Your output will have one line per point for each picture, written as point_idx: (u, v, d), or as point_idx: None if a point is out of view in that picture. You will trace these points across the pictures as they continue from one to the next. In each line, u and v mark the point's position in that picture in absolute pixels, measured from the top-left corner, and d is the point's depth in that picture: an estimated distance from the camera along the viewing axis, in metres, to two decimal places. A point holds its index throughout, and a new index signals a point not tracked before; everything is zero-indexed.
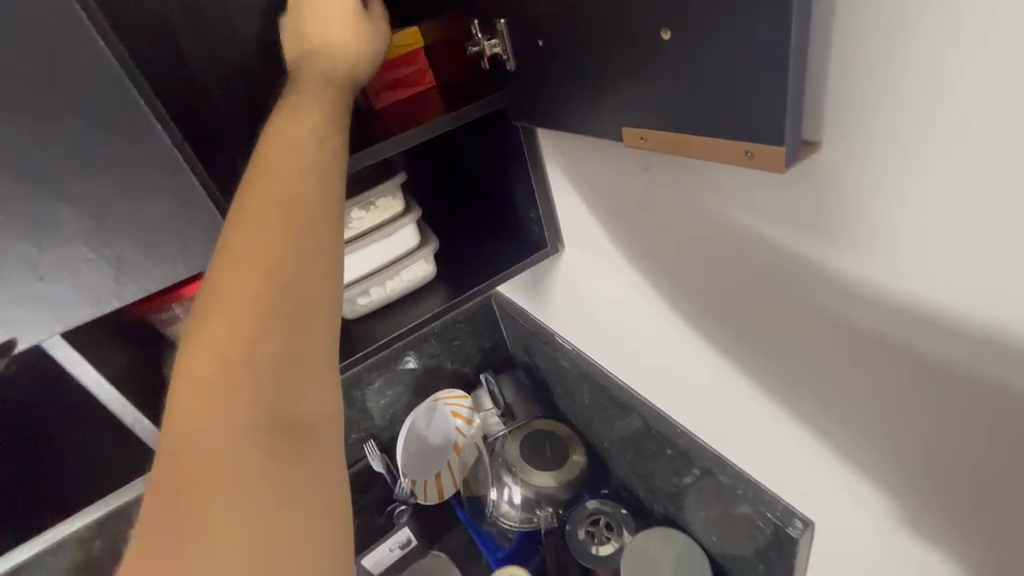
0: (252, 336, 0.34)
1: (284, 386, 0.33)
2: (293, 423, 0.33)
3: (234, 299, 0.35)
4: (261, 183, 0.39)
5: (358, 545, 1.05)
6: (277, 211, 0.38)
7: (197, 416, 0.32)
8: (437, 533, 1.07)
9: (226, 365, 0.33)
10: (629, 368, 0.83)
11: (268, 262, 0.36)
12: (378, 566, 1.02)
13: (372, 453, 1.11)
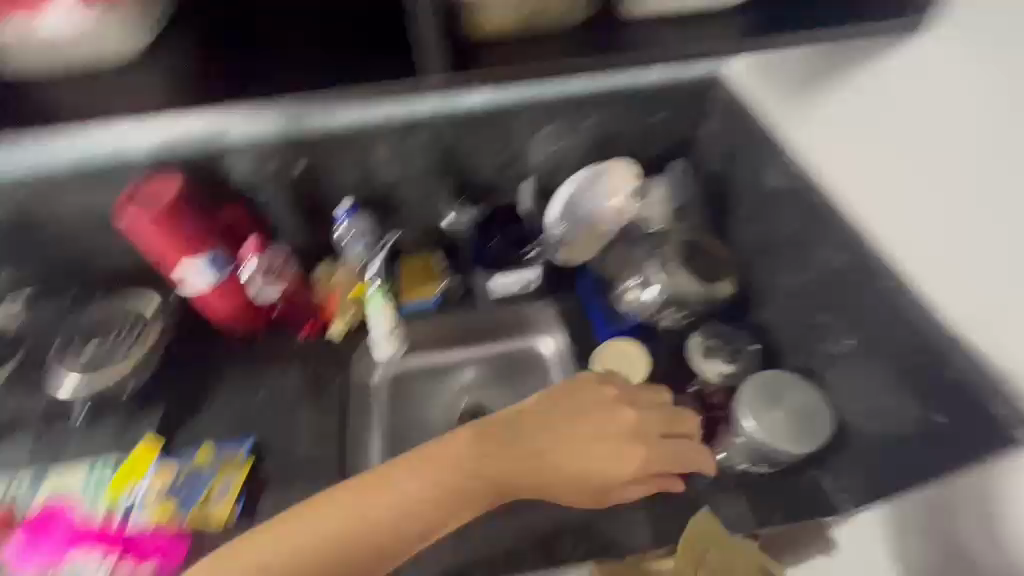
0: (368, 533, 0.68)
1: (383, 534, 0.68)
2: (386, 540, 0.68)
3: (385, 517, 0.69)
4: (523, 482, 0.76)
5: (484, 264, 1.08)
6: (425, 517, 0.71)
7: (358, 504, 0.69)
8: (555, 286, 1.10)
9: (358, 526, 0.68)
10: (907, 218, 0.73)
11: (407, 532, 0.70)
12: (500, 291, 1.08)
13: (526, 189, 1.08)
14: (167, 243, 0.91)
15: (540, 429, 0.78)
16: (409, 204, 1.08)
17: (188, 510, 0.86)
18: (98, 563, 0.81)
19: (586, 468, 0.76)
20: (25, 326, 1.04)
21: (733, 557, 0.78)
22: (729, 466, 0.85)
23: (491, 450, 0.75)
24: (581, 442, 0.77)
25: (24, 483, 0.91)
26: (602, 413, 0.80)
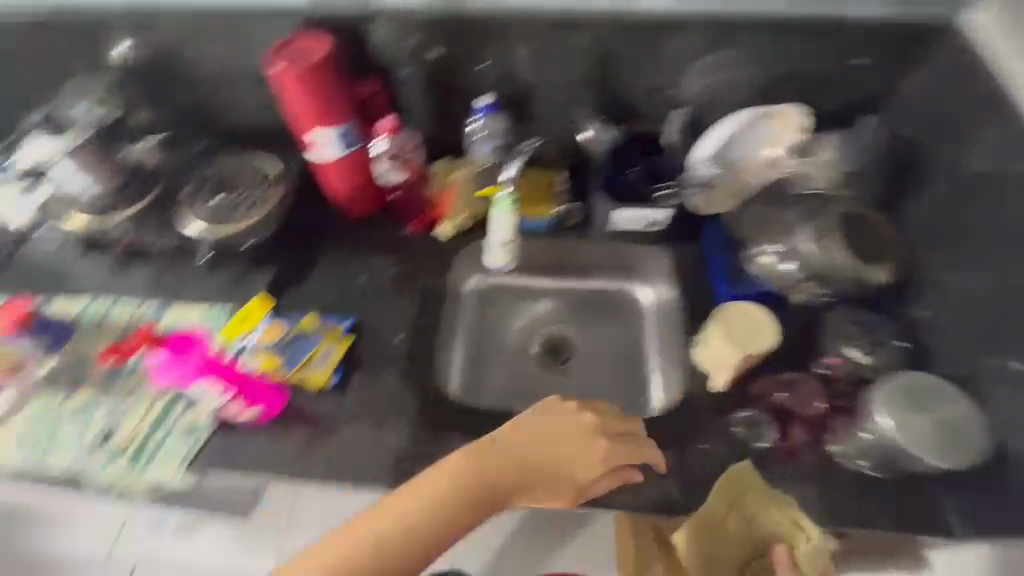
0: (375, 559, 0.68)
1: (384, 554, 0.68)
2: (390, 562, 0.68)
3: (386, 543, 0.69)
4: (519, 483, 0.75)
5: (610, 195, 0.99)
6: (422, 531, 0.70)
7: (360, 530, 0.69)
8: (681, 234, 1.02)
9: (367, 554, 0.68)
10: None
11: (417, 549, 0.70)
12: (618, 226, 1.01)
13: (676, 121, 0.99)
14: (310, 104, 0.89)
15: (517, 443, 0.76)
16: (543, 114, 1.01)
17: (296, 364, 0.90)
18: (217, 390, 0.87)
19: (551, 467, 0.76)
20: (159, 164, 1.08)
21: (766, 508, 0.73)
22: (847, 461, 0.76)
23: (480, 468, 0.73)
24: (581, 447, 0.76)
25: (151, 310, 0.98)
26: (561, 420, 0.78)
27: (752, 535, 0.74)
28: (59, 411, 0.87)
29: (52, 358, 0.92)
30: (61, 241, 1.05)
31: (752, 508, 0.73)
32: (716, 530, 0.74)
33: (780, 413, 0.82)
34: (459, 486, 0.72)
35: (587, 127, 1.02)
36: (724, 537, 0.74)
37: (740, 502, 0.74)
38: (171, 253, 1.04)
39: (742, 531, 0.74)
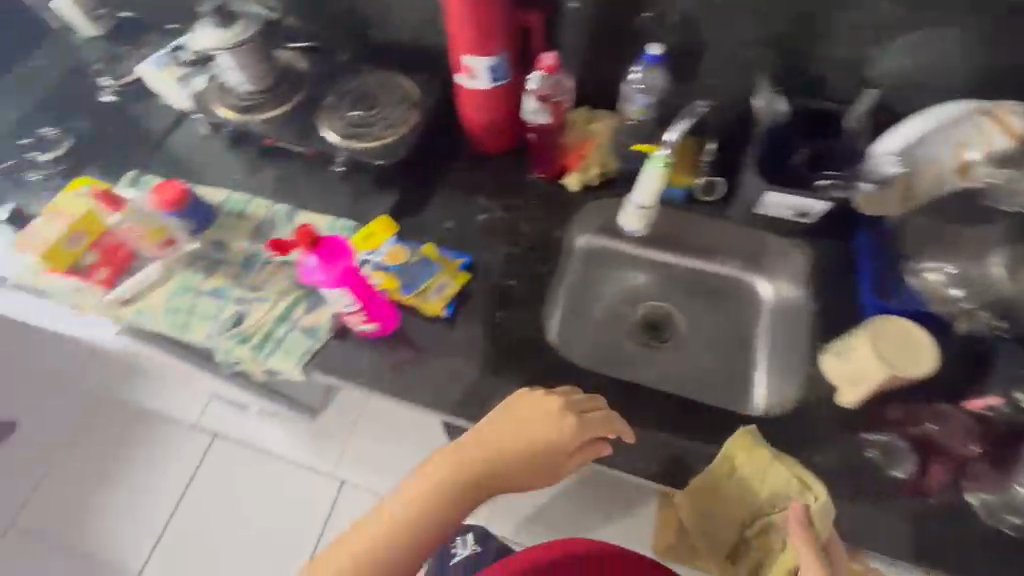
0: (392, 553, 0.74)
1: (400, 543, 0.74)
2: (408, 546, 0.74)
3: (399, 535, 0.75)
4: (506, 465, 0.78)
5: (768, 173, 0.89)
6: (429, 525, 0.76)
7: (369, 532, 0.75)
8: (829, 231, 0.94)
9: (384, 545, 0.74)
10: None
11: (428, 535, 0.76)
12: (763, 208, 0.93)
13: (863, 104, 0.86)
14: (473, 27, 0.85)
15: (496, 437, 0.78)
16: (708, 73, 0.91)
17: (418, 288, 0.91)
18: (335, 293, 0.82)
19: (534, 452, 0.78)
20: (305, 68, 1.10)
21: (770, 467, 0.77)
22: (988, 513, 0.72)
23: (465, 462, 0.77)
24: (549, 423, 0.77)
25: (282, 212, 1.02)
26: (529, 409, 0.78)
27: (759, 496, 0.79)
28: (197, 289, 0.94)
29: (195, 240, 0.99)
30: (213, 131, 1.12)
31: (754, 469, 0.78)
32: (721, 485, 0.80)
33: (920, 443, 0.77)
34: (450, 477, 0.77)
35: (760, 87, 0.90)
36: (734, 490, 0.80)
37: (743, 463, 0.78)
38: (305, 160, 1.07)
39: (751, 492, 0.79)
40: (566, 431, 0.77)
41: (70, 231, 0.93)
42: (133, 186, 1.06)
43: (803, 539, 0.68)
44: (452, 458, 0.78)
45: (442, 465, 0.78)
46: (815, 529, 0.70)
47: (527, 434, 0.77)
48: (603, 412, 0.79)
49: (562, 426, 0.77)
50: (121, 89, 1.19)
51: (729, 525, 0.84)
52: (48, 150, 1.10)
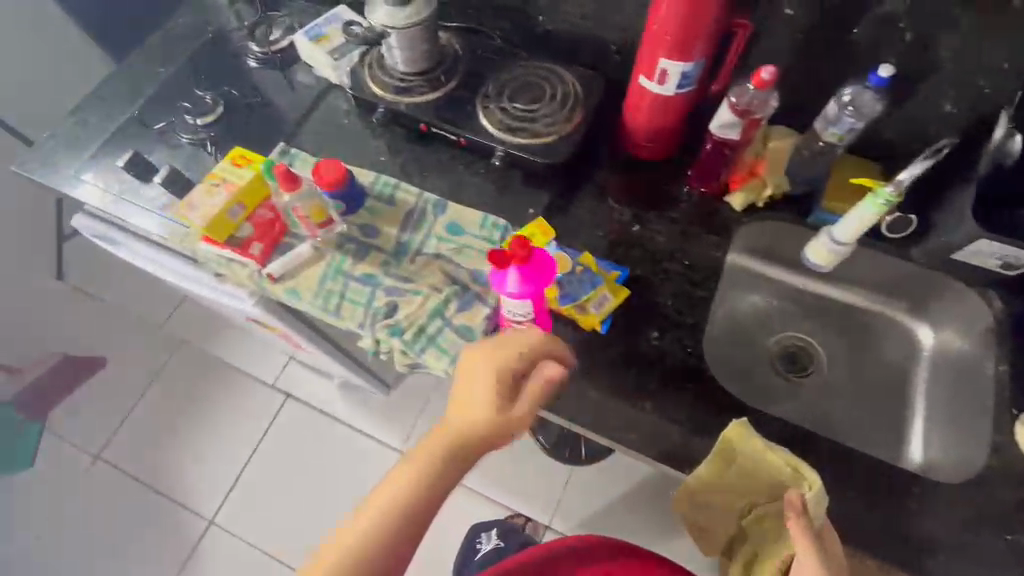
0: (377, 550, 0.61)
1: (382, 535, 0.62)
2: (394, 543, 0.62)
3: (379, 529, 0.62)
4: (475, 432, 0.67)
5: (982, 218, 0.82)
6: (408, 515, 0.63)
7: (348, 537, 0.62)
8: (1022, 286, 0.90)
9: (367, 545, 0.61)
10: None
11: (410, 522, 0.63)
12: (961, 254, 0.86)
13: None
14: (681, 31, 0.79)
15: (461, 407, 0.68)
16: (929, 105, 0.83)
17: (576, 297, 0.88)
18: (524, 305, 0.76)
19: (500, 407, 0.66)
20: (459, 50, 1.04)
21: (764, 458, 0.78)
22: None
23: (439, 441, 0.67)
24: (502, 367, 0.68)
25: (432, 202, 0.99)
26: (481, 361, 0.68)
27: (761, 480, 0.81)
28: (348, 273, 0.93)
29: (345, 221, 0.98)
30: (359, 109, 1.09)
31: (749, 459, 0.80)
32: (721, 472, 0.83)
33: None
34: (421, 455, 0.66)
35: (1001, 112, 0.77)
36: (738, 477, 0.83)
37: (738, 453, 0.80)
38: (457, 149, 1.04)
39: (749, 476, 0.82)
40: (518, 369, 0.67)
41: (232, 202, 0.93)
42: (285, 158, 1.05)
43: (802, 536, 0.71)
44: (424, 441, 0.68)
45: (415, 448, 0.67)
46: (807, 516, 0.72)
47: (486, 387, 0.67)
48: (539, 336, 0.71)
49: (512, 366, 0.68)
50: (269, 56, 1.17)
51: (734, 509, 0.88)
52: (203, 114, 1.09)
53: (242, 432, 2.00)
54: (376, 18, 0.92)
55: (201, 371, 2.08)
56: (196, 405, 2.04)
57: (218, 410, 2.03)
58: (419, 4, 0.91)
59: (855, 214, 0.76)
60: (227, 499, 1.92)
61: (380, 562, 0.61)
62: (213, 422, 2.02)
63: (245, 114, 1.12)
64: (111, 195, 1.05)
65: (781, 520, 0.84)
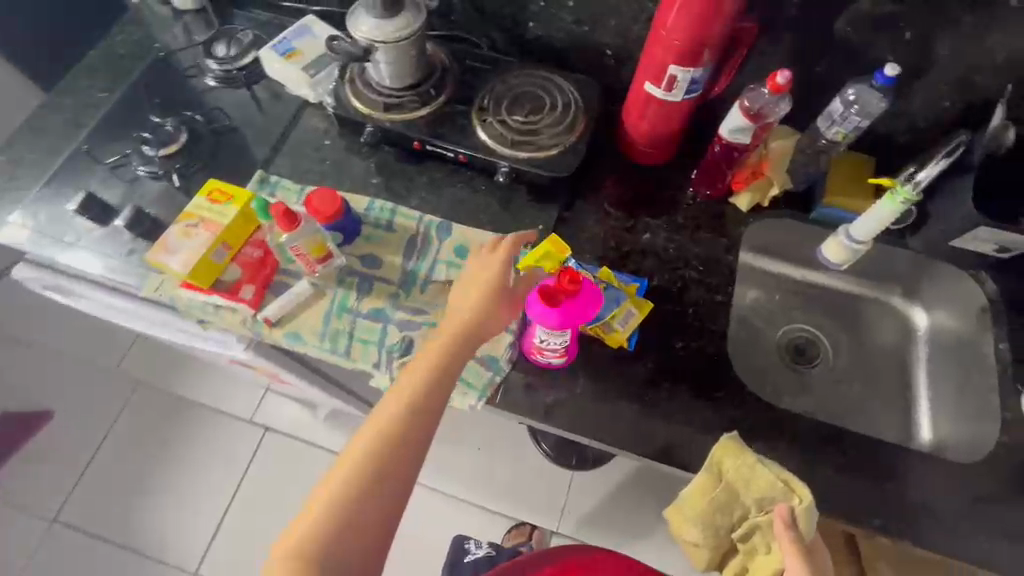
0: (385, 457, 0.66)
1: (391, 446, 0.66)
2: (401, 447, 0.67)
3: (385, 437, 0.67)
4: (465, 330, 0.74)
5: (979, 205, 0.86)
6: (412, 422, 0.68)
7: (356, 450, 0.66)
8: (1011, 266, 0.95)
9: (378, 454, 0.66)
10: None
11: (412, 429, 0.68)
12: (958, 241, 0.90)
13: None
14: (692, 37, 0.77)
15: (462, 299, 0.77)
16: (919, 101, 0.87)
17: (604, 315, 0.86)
18: (562, 335, 0.76)
19: (486, 302, 0.76)
20: (446, 60, 0.99)
21: (754, 473, 0.74)
22: None
23: (433, 351, 0.73)
24: (485, 267, 0.79)
25: (435, 224, 0.94)
26: (479, 265, 0.79)
27: (747, 500, 0.76)
28: (354, 310, 0.87)
29: (344, 254, 0.90)
30: (343, 129, 1.01)
31: (739, 475, 0.75)
32: (709, 493, 0.77)
33: None
34: (418, 366, 0.72)
35: (997, 105, 0.82)
36: (722, 497, 0.76)
37: (730, 470, 0.75)
38: (453, 166, 0.98)
39: (736, 496, 0.76)
40: (493, 264, 0.78)
41: (217, 243, 0.84)
42: (263, 188, 0.96)
43: (792, 549, 0.69)
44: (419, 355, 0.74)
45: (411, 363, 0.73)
46: (798, 529, 0.71)
47: (471, 289, 0.77)
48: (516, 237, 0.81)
49: (484, 263, 0.79)
50: (232, 75, 1.07)
51: (713, 538, 0.81)
52: (163, 145, 0.98)
53: (213, 480, 1.71)
54: (361, 32, 0.84)
55: (163, 415, 1.79)
56: (158, 459, 1.74)
57: (188, 460, 1.73)
58: (407, 14, 0.85)
59: (879, 206, 0.80)
60: (203, 564, 1.63)
61: (391, 467, 0.66)
62: (176, 474, 1.72)
63: (212, 141, 1.01)
64: (30, 233, 0.94)
65: (765, 542, 0.77)
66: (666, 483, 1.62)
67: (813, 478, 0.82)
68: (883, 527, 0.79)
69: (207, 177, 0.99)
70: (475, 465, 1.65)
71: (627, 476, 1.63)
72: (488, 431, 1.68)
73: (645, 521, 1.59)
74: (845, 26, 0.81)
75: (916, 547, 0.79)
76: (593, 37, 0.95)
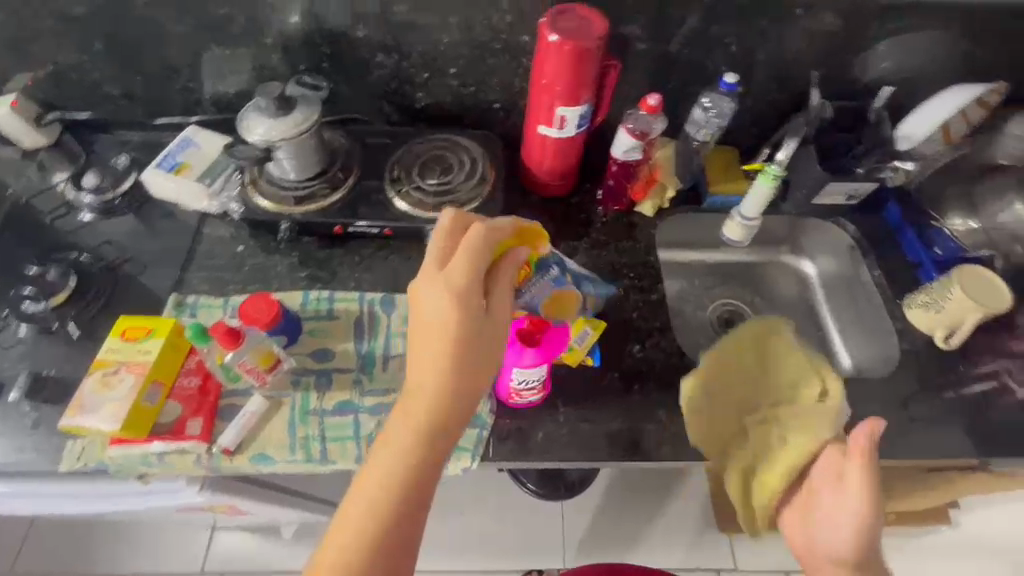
0: (376, 542, 0.63)
1: (380, 529, 0.64)
2: (390, 524, 0.64)
3: (370, 518, 0.64)
4: (434, 377, 0.68)
5: (824, 167, 1.05)
6: (396, 496, 0.65)
7: (340, 538, 0.64)
8: (862, 208, 1.14)
9: (367, 539, 0.63)
10: None
11: (397, 504, 0.65)
12: (819, 197, 1.08)
13: (885, 93, 0.99)
14: (569, 83, 0.86)
15: (423, 335, 0.69)
16: (754, 96, 1.05)
17: (545, 300, 0.83)
18: (537, 371, 0.79)
19: (450, 335, 0.67)
20: (345, 143, 1.01)
21: (787, 347, 0.94)
22: None
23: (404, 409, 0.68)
24: (436, 288, 0.68)
25: (378, 300, 0.93)
26: (427, 295, 0.68)
27: (779, 378, 0.92)
28: (318, 410, 0.83)
29: (291, 356, 0.86)
30: (254, 231, 0.98)
31: (773, 346, 0.95)
32: (740, 354, 0.94)
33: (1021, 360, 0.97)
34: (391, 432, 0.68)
35: (810, 90, 1.01)
36: (753, 380, 0.93)
37: (761, 345, 0.95)
38: (379, 241, 0.99)
39: (764, 370, 0.93)
40: (448, 287, 0.68)
41: (147, 386, 0.76)
42: (182, 312, 0.89)
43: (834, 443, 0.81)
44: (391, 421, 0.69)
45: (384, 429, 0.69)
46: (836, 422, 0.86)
47: (428, 321, 0.68)
48: (474, 244, 0.69)
49: (435, 283, 0.69)
50: (112, 204, 0.99)
51: (729, 413, 0.90)
52: (50, 295, 0.88)
53: None
54: (257, 133, 0.84)
55: None
56: None
57: None
58: (301, 109, 0.86)
59: (761, 183, 0.96)
60: None
61: (383, 549, 0.63)
62: None
63: (106, 280, 0.92)
64: None
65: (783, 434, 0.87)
66: (646, 479, 1.66)
67: None
68: None
69: (110, 317, 0.89)
70: (465, 530, 1.59)
71: (611, 486, 1.65)
72: (465, 489, 1.63)
73: (634, 526, 1.61)
74: (682, 49, 0.97)
75: (876, 459, 0.90)
76: (479, 96, 1.02)
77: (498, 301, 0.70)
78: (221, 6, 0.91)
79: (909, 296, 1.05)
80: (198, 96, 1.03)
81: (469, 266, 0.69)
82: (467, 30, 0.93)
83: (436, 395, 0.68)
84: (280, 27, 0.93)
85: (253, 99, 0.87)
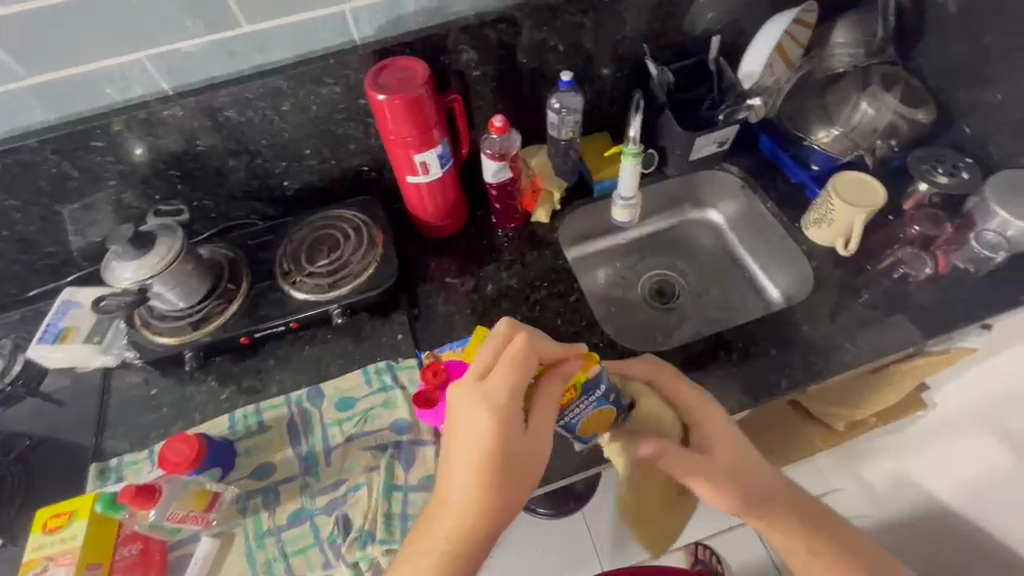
0: None
1: None
2: None
3: None
4: (485, 489, 0.61)
5: (687, 126, 1.09)
6: None
7: None
8: (739, 149, 1.19)
9: None
10: None
11: None
12: (696, 154, 1.11)
13: (714, 50, 1.05)
14: (416, 131, 0.87)
15: (456, 439, 0.63)
16: (601, 81, 1.09)
17: (585, 420, 0.72)
18: None
19: (492, 444, 0.61)
20: (230, 253, 0.99)
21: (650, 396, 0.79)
22: (976, 260, 0.98)
23: (437, 513, 0.63)
24: (472, 397, 0.62)
25: (305, 396, 0.91)
26: (464, 405, 0.62)
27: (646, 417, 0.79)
28: (273, 528, 0.80)
29: (231, 484, 0.83)
30: (163, 368, 0.95)
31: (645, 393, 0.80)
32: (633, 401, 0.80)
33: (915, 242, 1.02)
34: (422, 536, 0.63)
35: (647, 62, 1.06)
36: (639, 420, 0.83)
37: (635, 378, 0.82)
38: (292, 336, 0.97)
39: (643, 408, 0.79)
40: (494, 397, 0.61)
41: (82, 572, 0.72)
42: (109, 478, 0.85)
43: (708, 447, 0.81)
44: (424, 525, 0.64)
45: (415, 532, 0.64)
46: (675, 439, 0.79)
47: (468, 429, 0.62)
48: (516, 350, 0.63)
49: (472, 389, 0.62)
50: (8, 393, 0.95)
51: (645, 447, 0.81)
52: None
53: None
54: (126, 279, 0.82)
55: None
56: None
57: None
58: (162, 241, 0.84)
59: (632, 147, 0.99)
60: None
61: None
62: None
63: (19, 472, 0.88)
64: None
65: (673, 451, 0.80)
66: None
67: (722, 382, 0.92)
68: (792, 384, 0.92)
69: (33, 509, 0.85)
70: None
71: None
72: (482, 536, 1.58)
73: None
74: (516, 63, 1.00)
75: (819, 380, 0.92)
76: (345, 165, 1.03)
77: (546, 411, 0.63)
78: (51, 166, 0.88)
79: (803, 215, 1.09)
80: (67, 255, 1.00)
81: (507, 372, 0.62)
82: (305, 110, 0.93)
83: (484, 512, 0.62)
84: (120, 167, 0.92)
85: (111, 247, 0.85)
